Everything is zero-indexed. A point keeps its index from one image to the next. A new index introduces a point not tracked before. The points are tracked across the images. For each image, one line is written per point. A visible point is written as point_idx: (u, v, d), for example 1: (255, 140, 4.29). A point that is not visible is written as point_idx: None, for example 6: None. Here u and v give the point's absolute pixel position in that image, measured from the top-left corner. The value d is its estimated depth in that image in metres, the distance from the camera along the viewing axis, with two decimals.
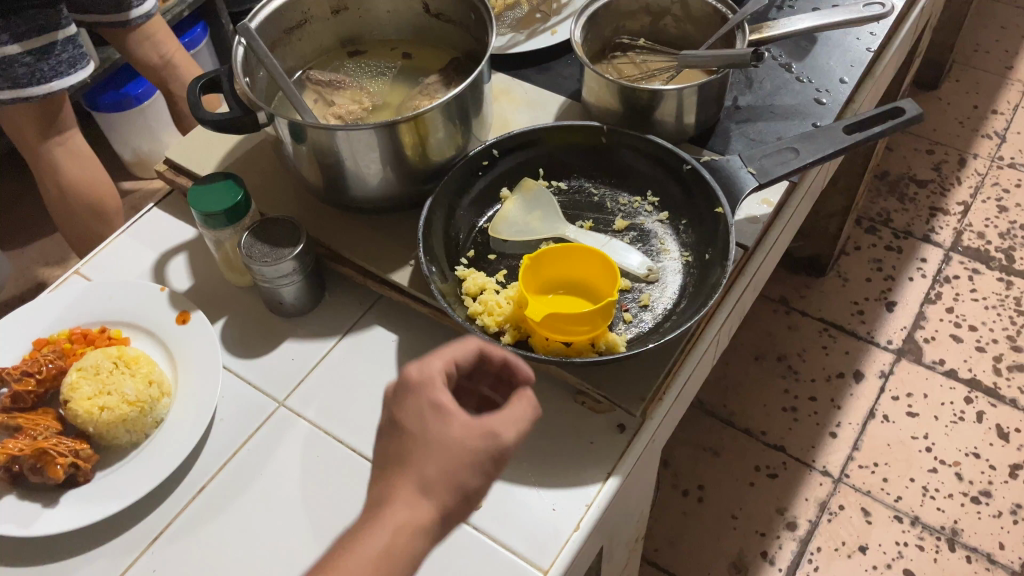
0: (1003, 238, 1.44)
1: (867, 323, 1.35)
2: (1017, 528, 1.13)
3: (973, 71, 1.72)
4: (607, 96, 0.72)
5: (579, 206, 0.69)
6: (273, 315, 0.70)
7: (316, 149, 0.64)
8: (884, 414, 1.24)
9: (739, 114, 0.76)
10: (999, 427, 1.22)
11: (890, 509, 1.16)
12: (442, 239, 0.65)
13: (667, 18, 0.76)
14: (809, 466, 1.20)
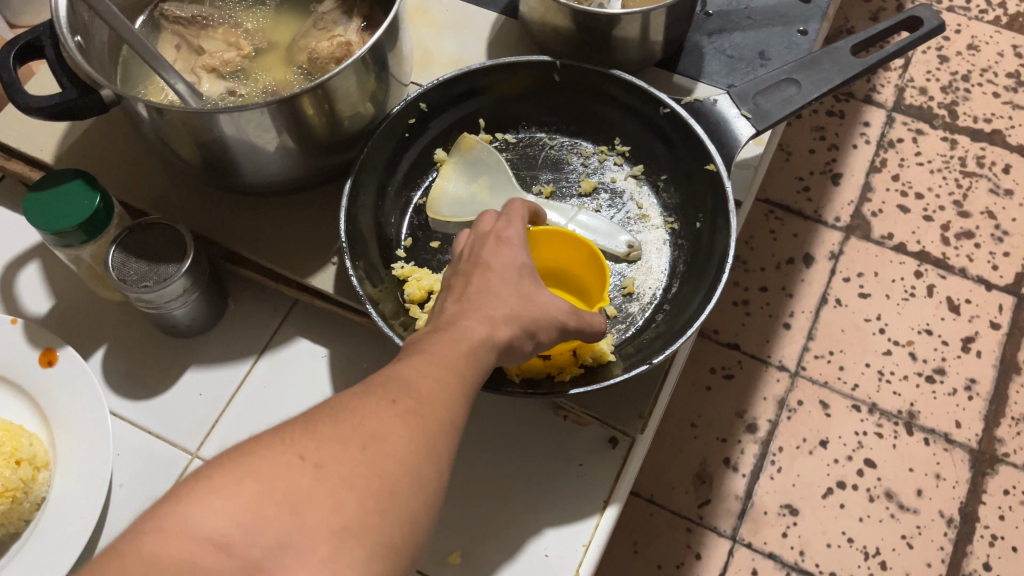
0: (945, 92, 1.36)
1: (814, 202, 1.28)
2: (971, 404, 1.13)
3: None
4: (556, 19, 0.57)
5: (532, 163, 0.57)
6: (166, 338, 0.55)
7: (192, 134, 0.48)
8: (836, 298, 1.20)
9: (712, 23, 0.62)
10: (949, 300, 1.20)
11: (848, 399, 1.13)
12: (372, 231, 0.52)
13: None
14: (764, 362, 1.16)
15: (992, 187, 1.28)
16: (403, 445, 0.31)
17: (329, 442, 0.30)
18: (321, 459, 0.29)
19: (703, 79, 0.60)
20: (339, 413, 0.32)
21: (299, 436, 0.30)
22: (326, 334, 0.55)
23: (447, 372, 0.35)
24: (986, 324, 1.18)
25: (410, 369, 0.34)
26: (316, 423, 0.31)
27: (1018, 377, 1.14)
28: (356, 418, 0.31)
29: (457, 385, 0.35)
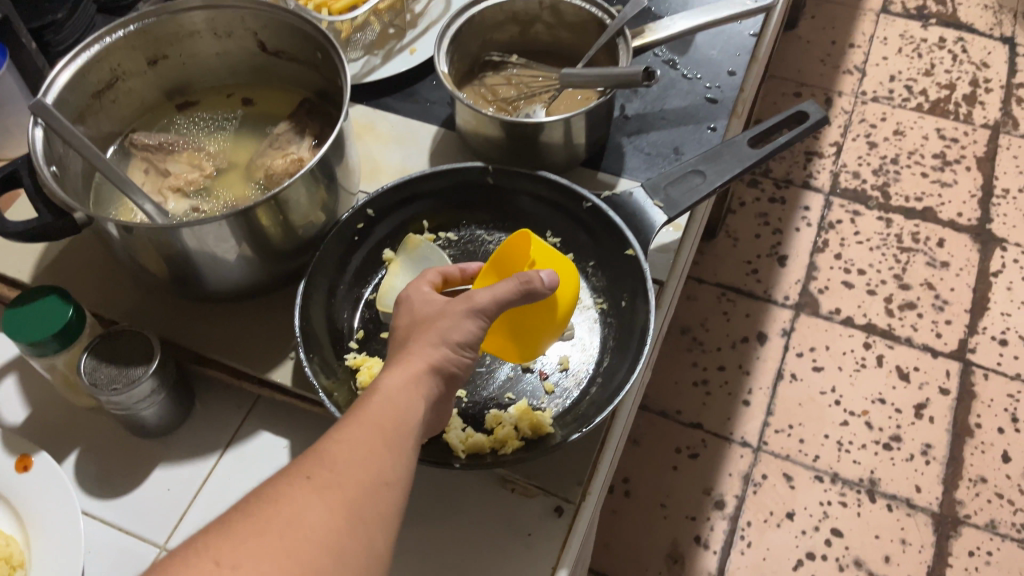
0: (877, 175, 1.46)
1: (763, 282, 1.34)
2: (929, 468, 1.16)
3: (827, 6, 1.72)
4: (487, 128, 0.63)
5: (474, 258, 0.62)
6: (136, 439, 0.58)
7: (158, 248, 0.53)
8: (791, 373, 1.25)
9: (630, 125, 0.69)
10: (899, 369, 1.25)
11: (810, 470, 1.17)
12: (324, 327, 0.56)
13: (537, 25, 0.68)
14: (727, 440, 1.20)
15: (928, 261, 1.35)
16: (321, 527, 0.36)
17: (250, 537, 0.35)
18: (243, 556, 0.34)
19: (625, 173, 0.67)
20: (259, 506, 0.37)
21: (219, 537, 0.35)
22: (287, 426, 0.59)
23: (367, 446, 0.40)
24: (936, 390, 1.23)
25: (329, 451, 0.39)
26: (235, 519, 0.36)
27: (972, 439, 1.18)
28: (275, 507, 0.36)
29: (376, 453, 0.40)
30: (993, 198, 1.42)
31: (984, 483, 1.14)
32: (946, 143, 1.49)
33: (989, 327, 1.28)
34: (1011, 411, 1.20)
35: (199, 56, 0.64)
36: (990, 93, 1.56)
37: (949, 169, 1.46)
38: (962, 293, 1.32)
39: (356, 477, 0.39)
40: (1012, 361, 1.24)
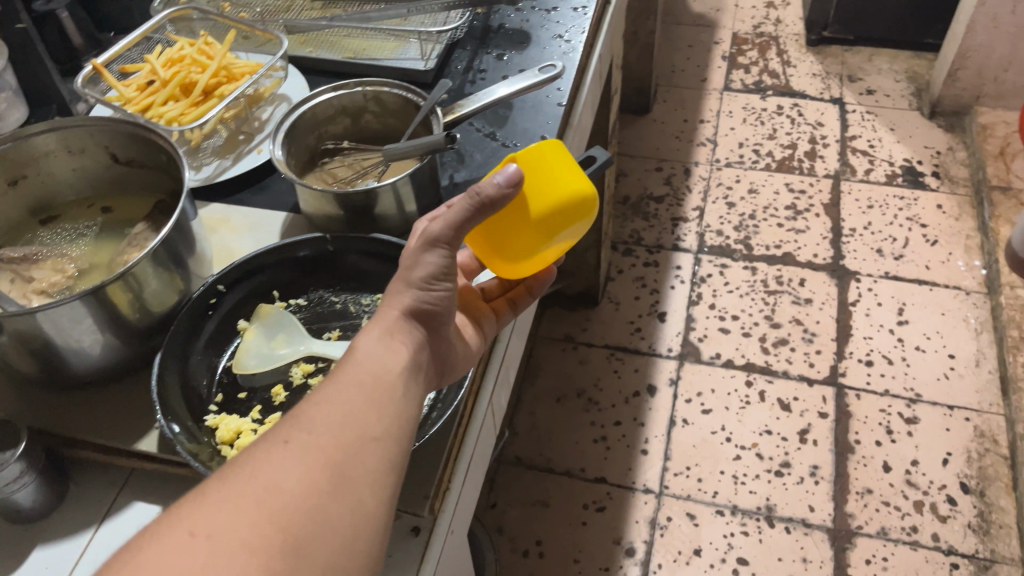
0: (738, 230, 1.59)
1: (647, 338, 1.44)
2: (819, 488, 1.23)
3: (677, 90, 1.91)
4: (326, 206, 0.70)
5: (323, 317, 0.69)
6: (12, 527, 0.61)
7: (19, 338, 0.57)
8: (682, 418, 1.33)
9: (459, 190, 0.78)
10: (780, 400, 1.33)
11: (711, 506, 1.22)
12: (180, 395, 0.61)
13: (366, 114, 0.78)
14: (630, 489, 1.25)
15: (793, 299, 1.47)
16: (301, 481, 0.40)
17: (226, 502, 0.39)
18: (223, 519, 0.38)
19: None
20: (243, 469, 0.41)
21: (202, 502, 0.39)
22: (159, 493, 0.63)
23: (351, 402, 0.45)
24: (816, 415, 1.31)
25: (312, 411, 0.44)
26: (219, 483, 0.40)
27: (854, 455, 1.26)
28: (254, 469, 0.40)
29: (358, 407, 0.45)
30: (843, 238, 1.56)
31: (870, 494, 1.22)
32: (795, 195, 1.64)
33: (855, 351, 1.39)
34: (886, 424, 1.29)
35: (57, 174, 0.71)
36: (828, 148, 1.73)
37: (801, 217, 1.60)
38: (827, 324, 1.43)
39: (337, 431, 0.43)
40: (879, 379, 1.35)
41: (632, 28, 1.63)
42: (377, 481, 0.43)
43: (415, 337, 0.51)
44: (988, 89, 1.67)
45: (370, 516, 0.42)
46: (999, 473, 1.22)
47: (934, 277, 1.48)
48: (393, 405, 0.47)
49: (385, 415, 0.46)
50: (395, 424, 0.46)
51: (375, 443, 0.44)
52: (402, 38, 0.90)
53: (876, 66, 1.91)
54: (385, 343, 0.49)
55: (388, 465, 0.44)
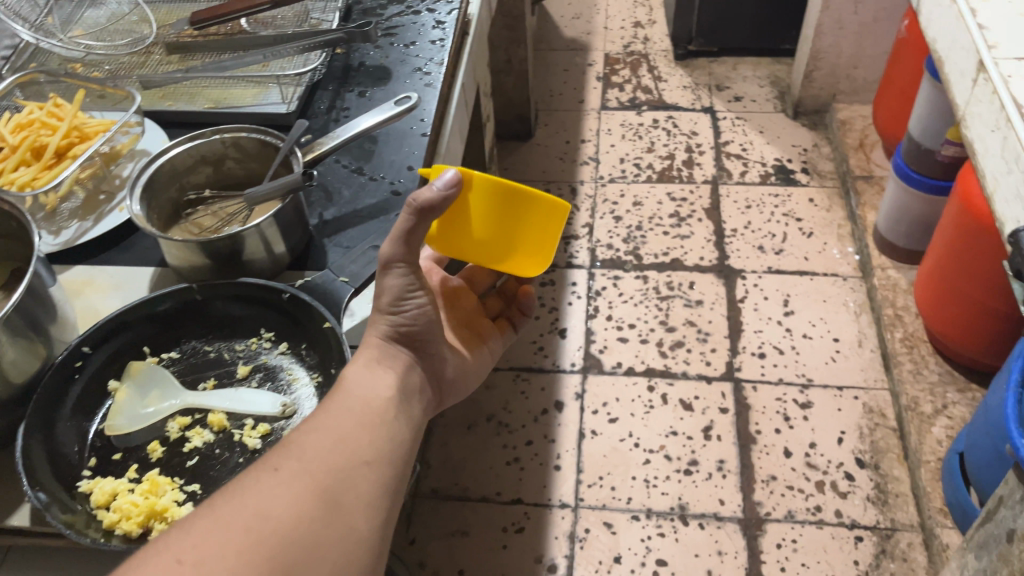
0: (627, 242, 1.64)
1: (550, 355, 1.46)
2: (727, 480, 1.27)
3: (557, 113, 1.96)
4: (193, 257, 0.69)
5: (197, 367, 0.68)
6: None
7: None
8: (591, 430, 1.35)
9: (329, 227, 0.78)
10: (683, 401, 1.37)
11: (626, 512, 1.24)
12: (48, 465, 0.58)
13: (227, 161, 0.78)
14: (547, 506, 1.26)
15: (685, 302, 1.52)
16: (293, 502, 0.48)
17: (222, 522, 0.46)
18: (218, 537, 0.45)
19: (342, 273, 0.68)
20: (241, 490, 0.48)
21: (204, 518, 0.47)
22: (39, 567, 0.61)
23: (345, 429, 0.54)
24: (717, 411, 1.35)
25: (307, 438, 0.53)
26: (219, 503, 0.48)
27: (756, 445, 1.31)
28: (251, 491, 0.48)
29: (349, 434, 0.54)
30: (726, 239, 1.63)
31: (775, 480, 1.26)
32: (678, 203, 1.70)
33: (747, 345, 1.45)
34: (783, 411, 1.35)
35: None
36: (704, 155, 1.81)
37: (685, 223, 1.66)
38: (719, 323, 1.48)
39: (328, 458, 0.52)
40: (772, 369, 1.41)
41: (504, 57, 1.67)
42: (362, 502, 0.52)
43: (395, 372, 0.62)
44: (842, 87, 1.78)
45: (354, 532, 0.50)
46: (890, 444, 1.28)
47: (813, 267, 1.56)
48: (379, 435, 0.56)
49: (369, 445, 0.55)
50: (379, 453, 0.55)
51: (361, 468, 0.53)
52: (262, 85, 0.91)
53: (741, 74, 2.01)
54: (372, 371, 0.60)
55: (374, 488, 0.53)
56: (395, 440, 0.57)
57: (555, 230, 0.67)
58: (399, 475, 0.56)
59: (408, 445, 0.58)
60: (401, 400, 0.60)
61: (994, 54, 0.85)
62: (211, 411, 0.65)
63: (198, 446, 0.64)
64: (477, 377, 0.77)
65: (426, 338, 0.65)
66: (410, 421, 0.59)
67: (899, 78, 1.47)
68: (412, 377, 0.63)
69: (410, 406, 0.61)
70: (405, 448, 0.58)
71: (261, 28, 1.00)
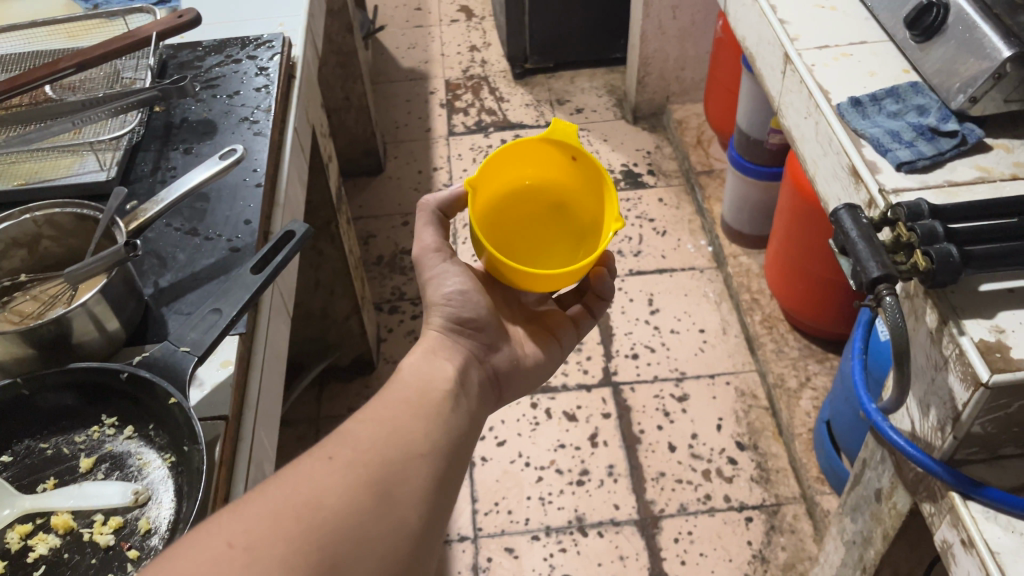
0: None
1: None
2: (619, 485, 1.28)
3: (405, 144, 1.96)
4: (12, 348, 0.63)
5: (34, 468, 0.63)
6: None
7: None
8: (480, 457, 1.34)
9: (165, 295, 0.73)
10: (566, 413, 1.38)
11: (526, 534, 1.24)
12: None
13: (43, 241, 0.72)
14: (446, 541, 1.24)
15: None
16: (345, 489, 0.48)
17: (274, 508, 0.45)
18: (269, 523, 0.44)
19: (183, 342, 0.64)
20: (294, 476, 0.48)
21: (253, 502, 0.46)
22: None
23: (400, 421, 0.56)
24: (600, 418, 1.37)
25: (361, 428, 0.53)
26: (269, 488, 0.47)
27: (641, 445, 1.33)
28: (303, 478, 0.48)
29: (404, 427, 0.55)
30: None
31: (664, 476, 1.29)
32: None
33: (620, 349, 1.48)
34: (662, 408, 1.38)
35: None
36: None
37: None
38: (591, 330, 1.51)
39: (383, 450, 0.52)
40: (647, 368, 1.44)
41: (341, 94, 1.65)
42: (415, 496, 0.51)
43: (447, 370, 0.65)
44: (673, 89, 1.86)
45: (406, 526, 0.49)
46: (765, 423, 1.34)
47: (672, 264, 1.61)
48: (432, 430, 0.57)
49: (423, 440, 0.55)
50: (432, 448, 0.55)
51: (416, 462, 0.53)
52: (76, 153, 0.86)
53: (578, 87, 2.08)
54: (425, 363, 0.65)
55: (427, 483, 0.53)
56: (445, 436, 0.57)
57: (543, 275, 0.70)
58: (451, 472, 0.56)
59: (459, 442, 0.58)
60: (455, 396, 0.63)
61: (797, 46, 0.90)
62: (54, 513, 0.60)
63: (43, 554, 0.58)
64: (539, 372, 0.80)
65: (477, 325, 0.72)
66: (460, 418, 0.61)
67: (721, 75, 1.55)
68: (466, 374, 0.67)
69: (461, 402, 0.63)
70: (457, 444, 0.59)
71: (69, 93, 0.95)
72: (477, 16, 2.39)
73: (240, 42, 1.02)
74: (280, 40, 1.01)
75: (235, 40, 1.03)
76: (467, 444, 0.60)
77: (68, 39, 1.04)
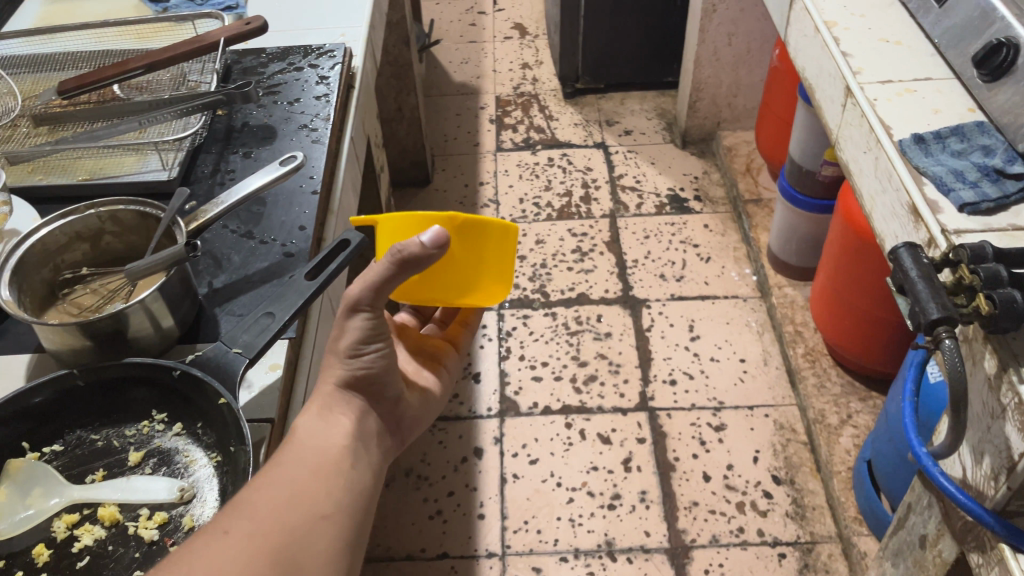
0: (533, 281, 1.65)
1: (465, 402, 1.45)
2: (651, 511, 1.27)
3: (453, 157, 1.97)
4: (72, 340, 0.64)
5: (83, 459, 0.64)
6: None
7: None
8: (512, 473, 1.34)
9: (220, 295, 0.74)
10: (600, 435, 1.38)
11: (554, 554, 1.23)
12: None
13: (105, 236, 0.74)
14: (474, 556, 1.23)
15: (594, 335, 1.54)
16: (247, 563, 0.47)
17: None
18: None
19: (235, 344, 0.64)
20: (191, 552, 0.46)
21: None
22: None
23: (307, 477, 0.54)
24: (634, 442, 1.36)
25: (263, 493, 0.51)
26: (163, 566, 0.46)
27: (675, 472, 1.32)
28: (199, 554, 0.46)
29: (310, 484, 0.53)
30: (628, 270, 1.66)
31: (697, 506, 1.27)
32: (579, 239, 1.73)
33: (658, 373, 1.47)
34: (698, 436, 1.36)
35: None
36: (600, 190, 1.85)
37: (588, 257, 1.69)
38: (629, 353, 1.50)
39: (287, 515, 0.50)
40: (684, 395, 1.43)
41: (394, 106, 1.68)
42: (319, 563, 0.50)
43: (345, 422, 0.59)
44: (724, 115, 1.85)
45: None
46: (802, 459, 1.32)
47: (714, 291, 1.60)
48: (338, 486, 0.54)
49: (328, 497, 0.53)
50: (338, 504, 0.53)
51: (321, 524, 0.52)
52: (140, 151, 0.88)
53: (628, 109, 2.08)
54: (323, 415, 0.59)
55: (331, 545, 0.51)
56: (353, 489, 0.55)
57: (508, 252, 0.69)
58: (358, 526, 0.54)
59: (365, 496, 0.56)
60: (361, 440, 0.59)
61: (859, 79, 0.89)
62: (101, 505, 0.61)
63: (88, 544, 0.60)
64: (441, 403, 0.75)
65: (386, 380, 0.63)
66: (364, 469, 0.58)
67: (774, 104, 1.54)
68: (366, 426, 0.61)
69: (363, 453, 0.59)
70: (365, 495, 0.56)
71: (136, 93, 0.97)
72: (531, 34, 2.41)
73: (303, 51, 1.04)
74: (342, 51, 1.03)
75: (298, 48, 1.05)
76: (375, 494, 0.58)
77: (137, 40, 1.07)
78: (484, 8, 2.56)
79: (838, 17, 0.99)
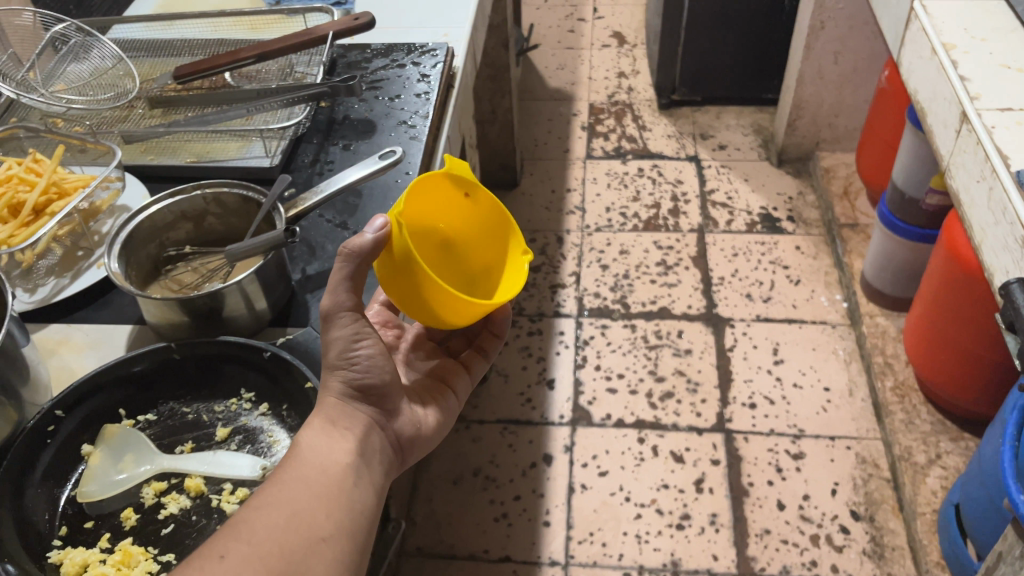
0: (614, 291, 1.64)
1: (538, 408, 1.44)
2: (720, 535, 1.24)
3: (542, 162, 1.97)
4: (171, 314, 0.66)
5: (174, 430, 0.66)
6: None
7: None
8: (581, 484, 1.32)
9: (311, 282, 0.76)
10: (673, 453, 1.35)
11: (618, 569, 1.21)
12: (17, 537, 0.56)
13: (208, 217, 0.76)
14: (537, 563, 1.23)
15: (674, 351, 1.51)
16: None
17: None
18: None
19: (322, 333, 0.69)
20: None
21: None
22: None
23: (311, 497, 0.54)
24: (708, 463, 1.33)
25: (264, 514, 0.51)
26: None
27: (748, 498, 1.28)
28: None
29: (310, 505, 0.53)
30: (713, 287, 1.63)
31: (768, 534, 1.24)
32: (664, 252, 1.71)
33: (737, 396, 1.43)
34: (775, 463, 1.33)
35: None
36: (689, 204, 1.82)
37: (671, 271, 1.67)
38: (709, 371, 1.47)
39: (287, 538, 0.51)
40: (763, 420, 1.39)
41: (489, 108, 1.69)
42: None
43: (348, 439, 0.59)
44: (824, 135, 1.80)
45: None
46: (884, 496, 1.26)
47: (802, 315, 1.56)
48: (337, 508, 0.54)
49: (327, 519, 0.53)
50: (336, 527, 0.53)
51: (318, 548, 0.52)
52: (245, 138, 0.90)
53: (724, 123, 2.04)
54: (327, 427, 0.59)
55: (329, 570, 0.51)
56: (353, 510, 0.55)
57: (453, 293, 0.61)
58: (357, 548, 0.55)
59: (365, 517, 0.56)
60: (362, 457, 0.59)
61: (977, 105, 0.85)
62: (188, 476, 0.63)
63: (174, 513, 0.62)
64: (447, 426, 0.73)
65: (384, 392, 0.63)
66: (365, 488, 0.57)
67: (880, 127, 1.49)
68: (371, 442, 0.61)
69: (365, 472, 0.58)
70: (364, 514, 0.57)
71: (245, 81, 1.01)
72: (629, 43, 2.39)
73: (406, 48, 1.05)
74: (444, 50, 1.04)
75: (403, 45, 1.06)
76: (374, 515, 0.58)
77: (250, 30, 1.10)
78: (583, 15, 2.55)
79: (957, 39, 0.95)
